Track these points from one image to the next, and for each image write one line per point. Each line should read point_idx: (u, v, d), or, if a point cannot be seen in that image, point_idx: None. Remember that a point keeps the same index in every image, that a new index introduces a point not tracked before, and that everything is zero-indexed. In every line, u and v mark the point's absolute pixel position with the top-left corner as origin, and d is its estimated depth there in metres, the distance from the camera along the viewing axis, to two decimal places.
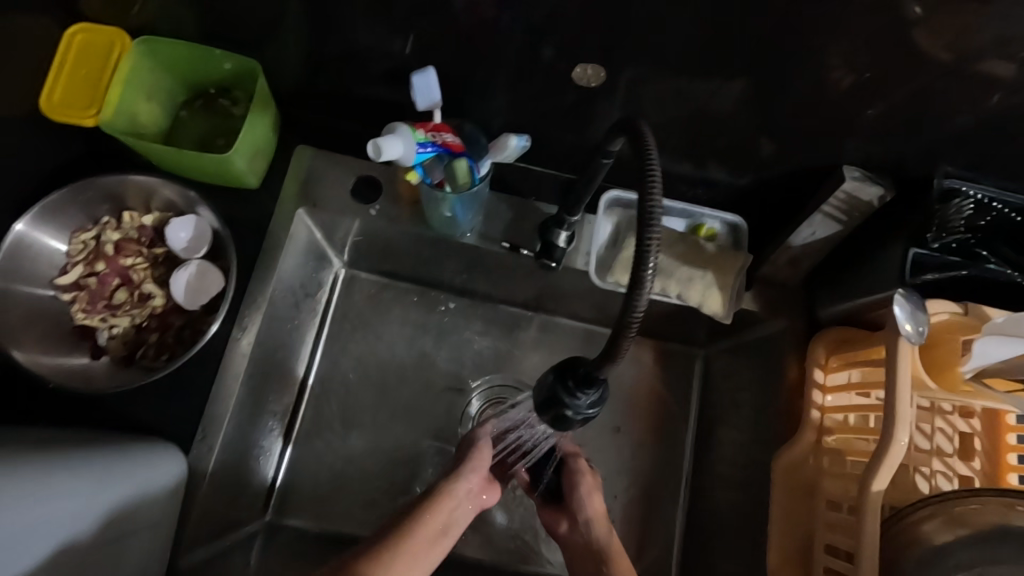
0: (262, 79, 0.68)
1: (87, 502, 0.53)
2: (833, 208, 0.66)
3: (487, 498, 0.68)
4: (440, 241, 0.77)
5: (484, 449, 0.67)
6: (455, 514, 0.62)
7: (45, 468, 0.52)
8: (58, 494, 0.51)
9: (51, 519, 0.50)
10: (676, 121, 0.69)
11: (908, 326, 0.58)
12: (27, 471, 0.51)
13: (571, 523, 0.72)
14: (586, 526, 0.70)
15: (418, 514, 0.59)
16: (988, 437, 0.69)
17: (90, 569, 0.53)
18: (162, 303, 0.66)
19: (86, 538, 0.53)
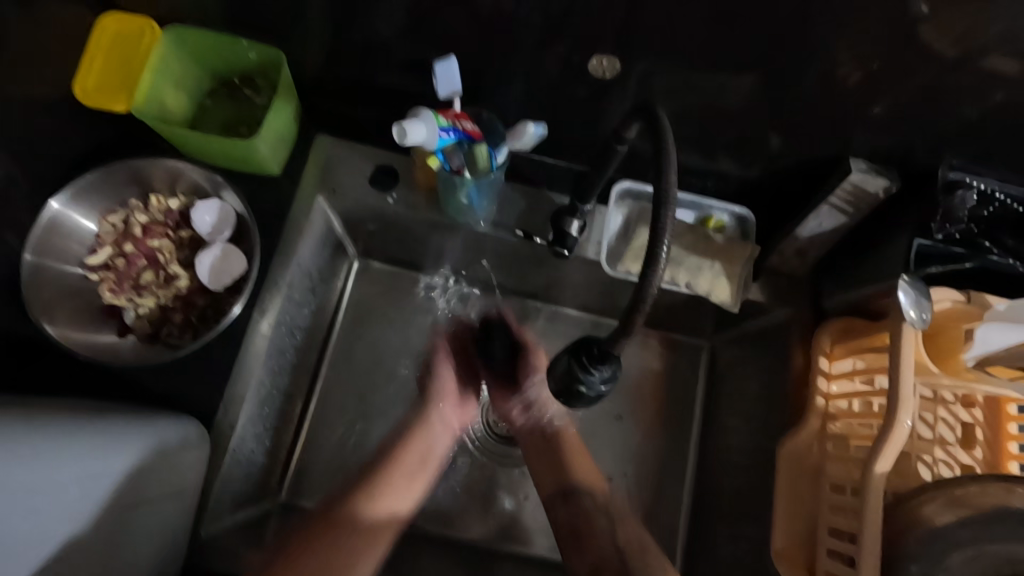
0: (286, 68, 0.70)
1: (113, 464, 0.56)
2: (840, 200, 0.68)
3: (461, 412, 0.77)
4: (454, 229, 0.79)
5: (446, 372, 0.75)
6: (434, 449, 0.74)
7: (82, 429, 0.56)
8: (89, 456, 0.55)
9: (68, 488, 0.54)
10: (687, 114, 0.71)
11: (912, 312, 0.59)
12: (63, 432, 0.55)
13: (524, 409, 0.75)
14: (538, 410, 0.75)
15: (393, 460, 0.70)
16: (989, 427, 0.71)
17: (120, 528, 0.56)
18: (187, 284, 0.68)
19: (114, 501, 0.56)
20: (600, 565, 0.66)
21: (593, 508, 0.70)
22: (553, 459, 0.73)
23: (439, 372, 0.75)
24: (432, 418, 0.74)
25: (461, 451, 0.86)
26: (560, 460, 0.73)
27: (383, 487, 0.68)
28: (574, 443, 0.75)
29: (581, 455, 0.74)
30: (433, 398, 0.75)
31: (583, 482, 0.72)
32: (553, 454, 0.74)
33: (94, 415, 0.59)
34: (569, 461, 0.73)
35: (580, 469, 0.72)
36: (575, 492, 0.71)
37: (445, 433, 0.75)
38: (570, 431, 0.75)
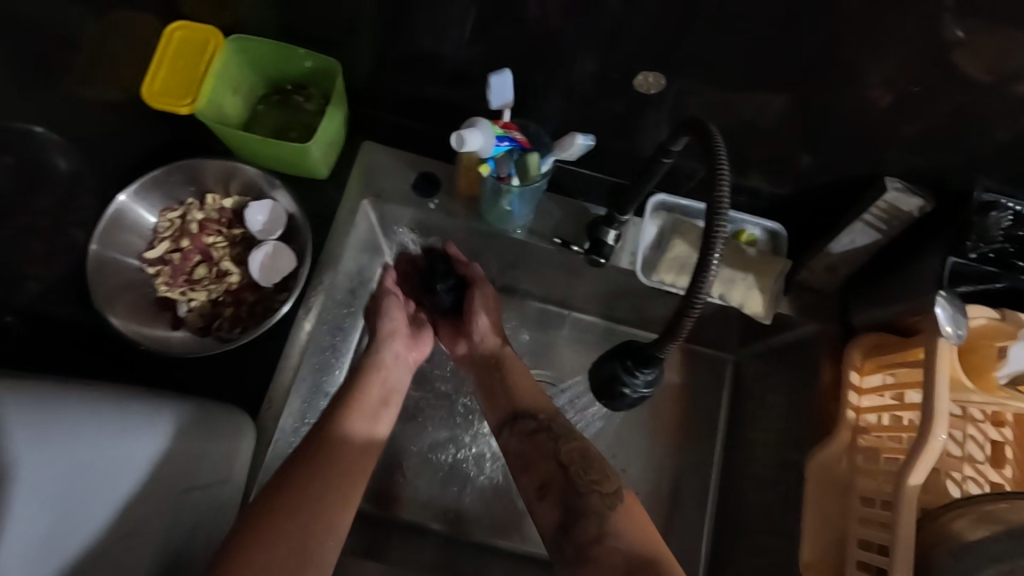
0: (339, 78, 0.73)
1: (179, 446, 0.59)
2: (874, 217, 0.69)
3: (416, 351, 0.81)
4: (491, 235, 0.81)
5: (398, 312, 0.80)
6: (392, 380, 0.77)
7: (155, 409, 0.60)
8: (160, 434, 0.58)
9: (137, 464, 0.57)
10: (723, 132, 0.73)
11: (948, 327, 0.61)
12: (141, 408, 0.59)
13: (469, 343, 0.81)
14: (481, 342, 0.80)
15: (358, 382, 0.74)
16: (1018, 446, 0.72)
17: (171, 506, 0.59)
18: (238, 280, 0.71)
19: (172, 482, 0.59)
20: (547, 483, 0.68)
21: (539, 429, 0.72)
22: (495, 381, 0.78)
23: (387, 312, 0.79)
24: (386, 351, 0.77)
25: (489, 455, 0.86)
26: (501, 381, 0.77)
27: (352, 409, 0.70)
28: (515, 369, 0.78)
29: (520, 375, 0.77)
30: (386, 330, 0.78)
31: (529, 403, 0.74)
32: (494, 379, 0.78)
33: (135, 395, 0.60)
34: (514, 385, 0.76)
35: (524, 394, 0.75)
36: (520, 413, 0.73)
37: (401, 369, 0.78)
38: (510, 354, 0.79)
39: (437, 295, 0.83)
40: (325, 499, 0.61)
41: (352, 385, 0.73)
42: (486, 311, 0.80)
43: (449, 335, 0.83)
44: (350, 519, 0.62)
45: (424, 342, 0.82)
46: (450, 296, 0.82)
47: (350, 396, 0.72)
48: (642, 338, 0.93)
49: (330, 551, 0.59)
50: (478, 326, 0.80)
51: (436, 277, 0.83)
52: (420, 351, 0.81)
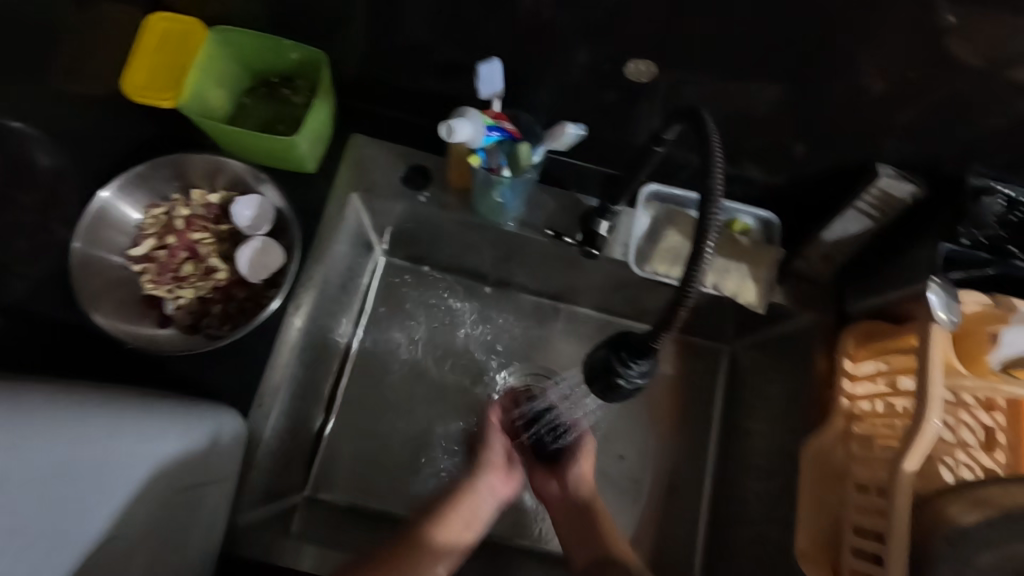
0: (327, 70, 0.71)
1: (172, 446, 0.57)
2: (867, 205, 0.69)
3: (509, 477, 0.79)
4: (483, 228, 0.80)
5: (499, 440, 0.79)
6: (481, 501, 0.76)
7: (142, 411, 0.58)
8: (149, 435, 0.57)
9: (129, 468, 0.55)
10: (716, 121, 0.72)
11: (942, 314, 0.60)
12: (127, 411, 0.57)
13: (561, 484, 0.78)
14: (576, 490, 0.77)
15: (451, 501, 0.73)
16: (1011, 431, 0.72)
17: (169, 509, 0.58)
18: (226, 277, 0.69)
19: (168, 483, 0.57)
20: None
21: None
22: (585, 526, 0.75)
23: (490, 439, 0.79)
24: (479, 483, 0.76)
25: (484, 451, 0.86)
26: (592, 535, 0.74)
27: (443, 526, 0.71)
28: (608, 521, 0.75)
29: (611, 533, 0.74)
30: (486, 459, 0.78)
31: (618, 553, 0.71)
32: (586, 532, 0.75)
33: (125, 399, 0.58)
34: (601, 529, 0.74)
35: (615, 540, 0.73)
36: (612, 562, 0.71)
37: (495, 496, 0.77)
38: (602, 504, 0.76)
39: (538, 438, 0.80)
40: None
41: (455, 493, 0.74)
42: (581, 475, 0.77)
43: (549, 472, 0.79)
44: None
45: (513, 480, 0.79)
46: (555, 443, 0.79)
47: (453, 499, 0.74)
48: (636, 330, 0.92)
49: None
50: (578, 472, 0.77)
51: (539, 425, 0.80)
52: (500, 457, 0.79)
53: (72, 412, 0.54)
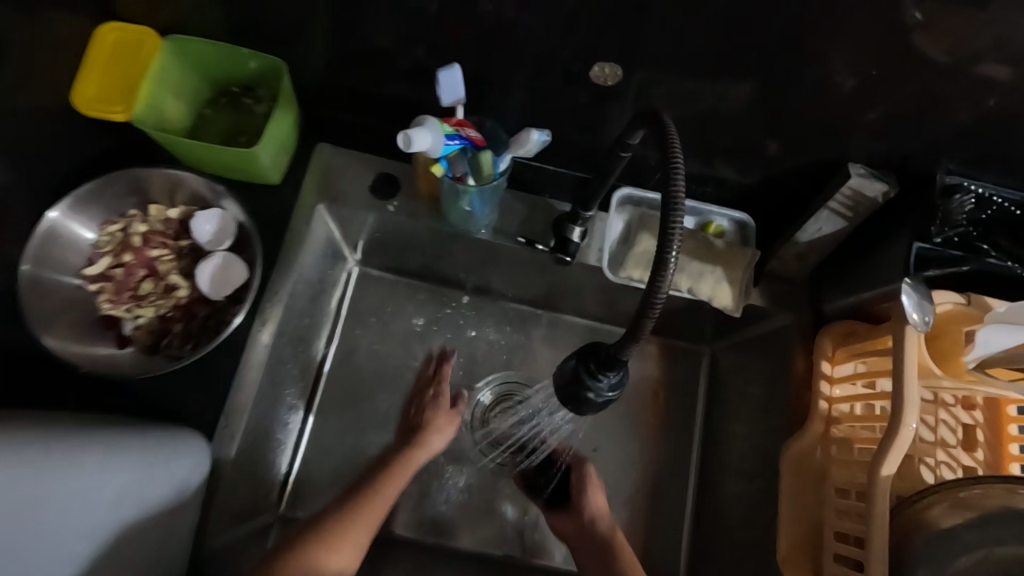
0: (287, 78, 0.69)
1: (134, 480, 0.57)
2: (839, 205, 0.68)
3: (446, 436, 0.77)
4: (455, 237, 0.79)
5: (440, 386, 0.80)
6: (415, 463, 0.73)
7: (90, 445, 0.56)
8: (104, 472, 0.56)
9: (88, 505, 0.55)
10: (688, 120, 0.71)
11: (915, 315, 0.59)
12: (74, 446, 0.56)
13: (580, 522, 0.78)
14: (594, 522, 0.77)
15: (396, 466, 0.72)
16: (989, 428, 0.72)
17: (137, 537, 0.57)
18: (187, 294, 0.67)
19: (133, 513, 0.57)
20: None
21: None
22: (603, 562, 0.73)
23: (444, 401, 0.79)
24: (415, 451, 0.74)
25: (467, 462, 0.87)
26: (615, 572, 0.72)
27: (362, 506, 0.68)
28: (630, 562, 0.73)
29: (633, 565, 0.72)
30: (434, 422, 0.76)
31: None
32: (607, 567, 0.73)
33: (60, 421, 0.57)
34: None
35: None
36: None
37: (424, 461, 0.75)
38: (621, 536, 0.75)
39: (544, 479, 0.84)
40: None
41: (388, 468, 0.72)
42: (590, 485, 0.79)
43: (564, 512, 0.80)
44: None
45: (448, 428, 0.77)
46: (552, 484, 0.83)
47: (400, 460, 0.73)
48: (616, 333, 0.92)
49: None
50: (589, 501, 0.78)
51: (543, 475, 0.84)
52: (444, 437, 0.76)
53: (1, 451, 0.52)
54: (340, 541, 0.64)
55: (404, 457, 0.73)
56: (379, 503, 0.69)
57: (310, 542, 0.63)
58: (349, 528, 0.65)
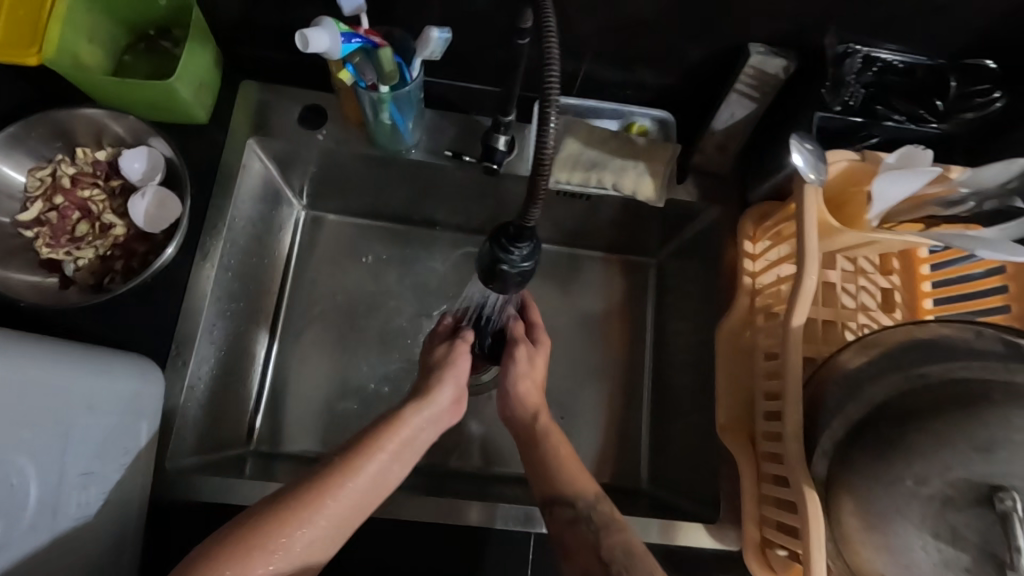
0: (196, 9, 0.69)
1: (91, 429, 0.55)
2: (746, 85, 0.70)
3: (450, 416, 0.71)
4: (387, 159, 0.81)
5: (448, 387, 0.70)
6: (419, 436, 0.65)
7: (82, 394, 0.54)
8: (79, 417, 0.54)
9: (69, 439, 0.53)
10: (606, 29, 0.71)
11: (811, 175, 0.62)
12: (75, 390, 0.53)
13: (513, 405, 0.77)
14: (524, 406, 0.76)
15: (383, 435, 0.61)
16: (906, 290, 0.76)
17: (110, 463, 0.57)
18: (124, 232, 0.69)
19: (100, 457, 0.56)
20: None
21: (578, 518, 0.65)
22: (539, 460, 0.71)
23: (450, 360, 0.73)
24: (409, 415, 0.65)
25: None
26: (544, 464, 0.70)
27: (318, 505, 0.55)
28: (558, 445, 0.72)
29: (568, 460, 0.70)
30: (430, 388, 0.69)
31: (571, 487, 0.67)
32: (539, 459, 0.71)
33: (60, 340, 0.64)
34: (562, 473, 0.69)
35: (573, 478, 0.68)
36: (562, 498, 0.67)
37: (429, 433, 0.66)
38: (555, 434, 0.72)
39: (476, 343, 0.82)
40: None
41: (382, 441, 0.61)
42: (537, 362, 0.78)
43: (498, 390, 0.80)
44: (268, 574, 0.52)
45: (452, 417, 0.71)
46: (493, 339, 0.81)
47: (384, 433, 0.62)
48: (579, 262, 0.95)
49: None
50: (519, 387, 0.76)
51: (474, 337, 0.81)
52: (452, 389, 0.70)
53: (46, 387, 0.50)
54: (289, 537, 0.53)
55: (387, 425, 0.63)
56: (348, 488, 0.56)
57: (256, 545, 0.51)
58: (296, 527, 0.53)
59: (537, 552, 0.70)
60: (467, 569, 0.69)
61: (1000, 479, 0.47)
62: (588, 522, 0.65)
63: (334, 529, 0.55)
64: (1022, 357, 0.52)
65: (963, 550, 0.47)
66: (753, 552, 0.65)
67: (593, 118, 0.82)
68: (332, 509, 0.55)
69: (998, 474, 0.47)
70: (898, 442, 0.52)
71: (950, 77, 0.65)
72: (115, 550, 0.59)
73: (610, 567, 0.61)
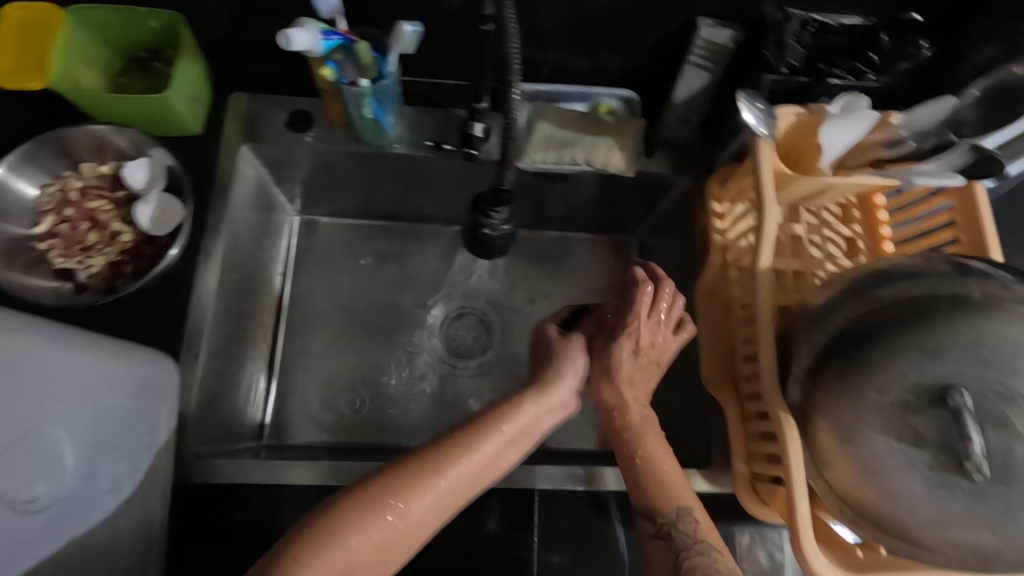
0: (186, 27, 0.74)
1: (119, 420, 0.59)
2: (699, 56, 0.77)
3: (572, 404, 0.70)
4: (374, 156, 0.86)
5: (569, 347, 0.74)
6: (535, 423, 0.66)
7: (109, 388, 0.58)
8: (109, 409, 0.58)
9: (101, 428, 0.57)
10: (566, 19, 0.77)
11: (762, 129, 0.67)
12: (99, 382, 0.57)
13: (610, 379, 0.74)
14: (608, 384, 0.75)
15: (506, 414, 0.63)
16: (868, 237, 0.80)
17: (132, 447, 0.61)
18: (131, 237, 0.74)
19: (123, 443, 0.60)
20: None
21: (657, 534, 0.66)
22: (634, 477, 0.69)
23: (570, 356, 0.72)
24: (528, 402, 0.65)
25: (428, 370, 0.95)
26: (643, 482, 0.68)
27: (444, 470, 0.57)
28: (665, 471, 0.69)
29: (670, 485, 0.68)
30: (552, 381, 0.68)
31: (656, 504, 0.66)
32: (637, 475, 0.69)
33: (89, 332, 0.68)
34: (653, 487, 0.68)
35: (666, 499, 0.67)
36: (644, 511, 0.67)
37: (554, 415, 0.68)
38: (662, 461, 0.69)
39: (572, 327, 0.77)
40: (329, 533, 0.52)
41: (504, 411, 0.64)
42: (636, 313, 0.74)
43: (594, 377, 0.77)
44: (396, 535, 0.54)
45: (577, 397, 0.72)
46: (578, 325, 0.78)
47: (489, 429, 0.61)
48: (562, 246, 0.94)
49: (359, 550, 0.52)
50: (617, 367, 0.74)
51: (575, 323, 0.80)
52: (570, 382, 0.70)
53: (78, 379, 0.55)
54: (413, 502, 0.55)
55: (494, 417, 0.63)
56: (462, 464, 0.58)
57: (379, 504, 0.54)
58: (421, 495, 0.55)
59: (541, 508, 0.74)
60: (477, 530, 0.72)
61: (949, 379, 0.51)
62: (668, 540, 0.65)
63: (430, 519, 0.56)
64: (965, 273, 0.56)
65: (924, 449, 0.51)
66: (746, 491, 0.69)
67: (563, 102, 0.88)
68: (431, 499, 0.56)
69: (947, 375, 0.51)
70: (859, 360, 0.56)
71: (880, 33, 0.72)
72: (142, 527, 0.62)
73: None
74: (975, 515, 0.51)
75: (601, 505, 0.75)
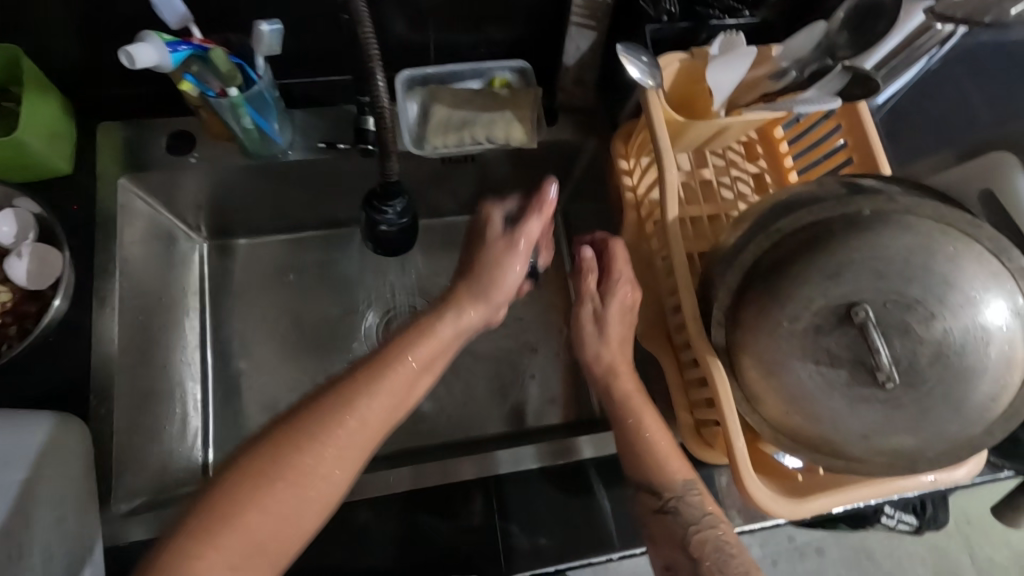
0: (26, 60, 0.68)
1: None
2: (579, 17, 0.76)
3: (495, 314, 0.69)
4: (269, 167, 0.81)
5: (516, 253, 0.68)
6: (448, 345, 0.63)
7: None
8: None
9: None
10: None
11: (649, 82, 0.67)
12: None
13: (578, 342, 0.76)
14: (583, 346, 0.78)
15: (414, 342, 0.61)
16: (774, 169, 0.81)
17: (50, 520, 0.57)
18: (10, 297, 0.68)
19: None
20: (671, 565, 0.66)
21: (665, 509, 0.67)
22: (637, 454, 0.69)
23: (504, 266, 0.67)
24: (440, 329, 0.63)
25: None
26: (652, 459, 0.68)
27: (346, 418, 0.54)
28: (662, 443, 0.69)
29: (673, 459, 0.69)
30: (466, 302, 0.65)
31: (660, 478, 0.67)
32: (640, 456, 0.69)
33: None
34: (657, 461, 0.68)
35: (673, 472, 0.68)
36: (648, 487, 0.68)
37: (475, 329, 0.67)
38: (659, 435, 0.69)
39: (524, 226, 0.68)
40: (229, 504, 0.50)
41: (410, 338, 0.61)
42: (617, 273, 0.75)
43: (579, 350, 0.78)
44: (306, 493, 0.53)
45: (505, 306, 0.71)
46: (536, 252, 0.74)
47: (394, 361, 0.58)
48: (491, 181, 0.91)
49: (265, 512, 0.51)
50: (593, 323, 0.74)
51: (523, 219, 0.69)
52: (501, 292, 0.67)
53: None
54: (316, 458, 0.53)
55: (401, 346, 0.60)
56: (367, 404, 0.56)
57: (280, 468, 0.52)
58: (325, 449, 0.53)
59: (501, 493, 0.73)
60: (441, 527, 0.71)
61: (852, 297, 0.53)
62: (675, 514, 0.67)
63: (342, 470, 0.54)
64: (857, 192, 0.58)
65: (841, 368, 0.53)
66: (693, 438, 0.70)
67: (455, 82, 0.85)
68: (338, 449, 0.54)
69: (850, 294, 0.53)
70: (770, 295, 0.57)
71: None
72: None
73: (700, 561, 0.64)
74: (896, 421, 0.53)
75: (566, 478, 0.75)
